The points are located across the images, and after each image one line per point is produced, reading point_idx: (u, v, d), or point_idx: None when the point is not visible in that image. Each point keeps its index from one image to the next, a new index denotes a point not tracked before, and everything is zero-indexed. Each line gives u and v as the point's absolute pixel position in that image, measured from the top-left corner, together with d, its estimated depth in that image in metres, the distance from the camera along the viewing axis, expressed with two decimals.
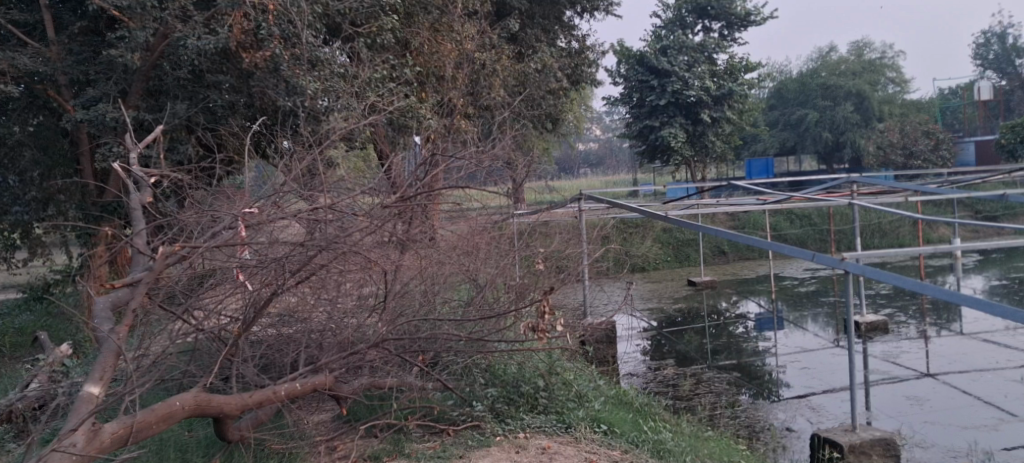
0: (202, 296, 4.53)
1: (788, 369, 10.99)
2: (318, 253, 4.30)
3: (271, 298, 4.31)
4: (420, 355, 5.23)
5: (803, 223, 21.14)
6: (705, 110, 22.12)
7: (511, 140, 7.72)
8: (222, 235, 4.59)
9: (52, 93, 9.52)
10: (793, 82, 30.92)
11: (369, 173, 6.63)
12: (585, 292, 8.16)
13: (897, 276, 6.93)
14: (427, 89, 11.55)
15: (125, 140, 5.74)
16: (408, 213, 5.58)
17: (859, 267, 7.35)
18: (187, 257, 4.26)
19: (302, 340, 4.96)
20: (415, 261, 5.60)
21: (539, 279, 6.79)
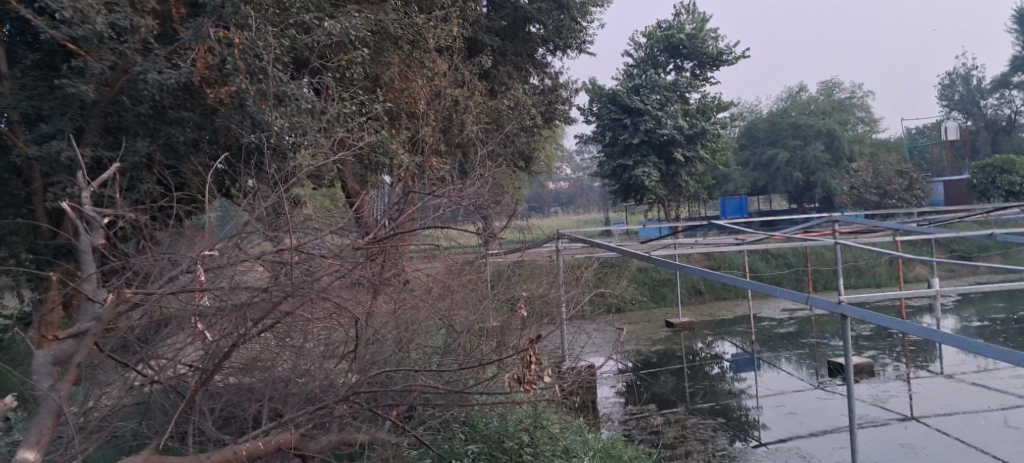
0: (155, 346, 4.14)
1: (770, 413, 10.74)
2: (284, 299, 3.94)
3: (231, 349, 3.93)
4: (393, 409, 4.86)
5: (778, 262, 21.06)
6: (678, 149, 22.06)
7: (487, 178, 7.44)
8: (178, 279, 4.22)
9: (5, 129, 9.09)
10: (763, 121, 31.17)
11: (338, 212, 6.29)
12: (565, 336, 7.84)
13: (887, 318, 6.83)
14: (399, 126, 11.28)
15: (75, 178, 5.36)
16: (380, 255, 5.25)
17: (858, 313, 7.03)
18: (138, 305, 3.88)
19: (264, 394, 4.57)
20: (389, 307, 5.26)
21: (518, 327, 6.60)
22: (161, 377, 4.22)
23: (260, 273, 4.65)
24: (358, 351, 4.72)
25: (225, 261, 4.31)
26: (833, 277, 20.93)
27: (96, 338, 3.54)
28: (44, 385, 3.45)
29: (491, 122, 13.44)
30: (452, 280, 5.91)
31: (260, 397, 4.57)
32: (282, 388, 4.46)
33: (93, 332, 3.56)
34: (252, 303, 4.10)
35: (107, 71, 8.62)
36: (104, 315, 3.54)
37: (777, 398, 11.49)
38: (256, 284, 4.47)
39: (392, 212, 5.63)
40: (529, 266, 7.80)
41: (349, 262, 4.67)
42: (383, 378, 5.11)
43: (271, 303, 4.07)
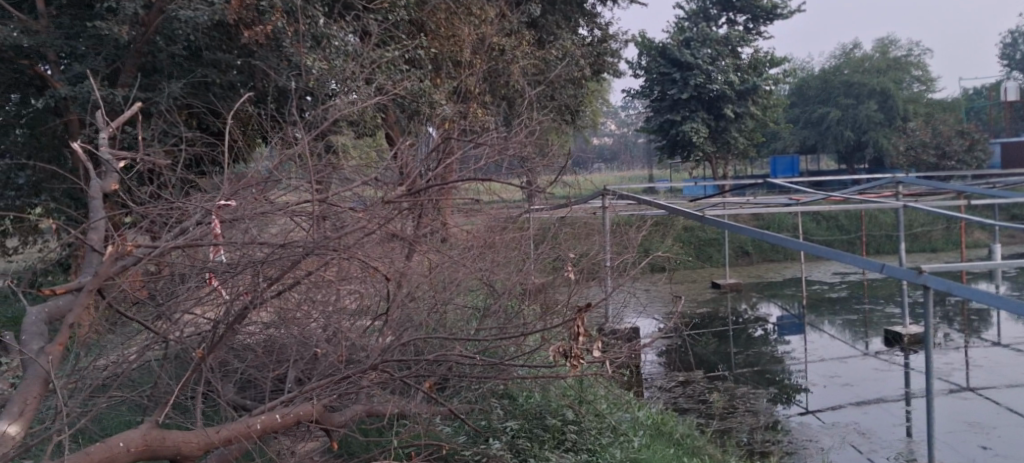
0: (166, 307, 3.78)
1: (821, 381, 10.16)
2: (303, 259, 3.52)
3: (245, 312, 3.54)
4: (427, 378, 4.45)
5: (830, 225, 20.27)
6: (729, 105, 21.15)
7: (532, 129, 6.96)
8: (192, 232, 3.83)
9: (39, 69, 8.79)
10: (815, 78, 29.95)
11: (375, 162, 5.89)
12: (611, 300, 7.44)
13: (980, 291, 5.72)
14: (441, 74, 10.81)
15: (94, 118, 5.00)
16: (417, 210, 4.81)
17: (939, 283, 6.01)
18: (146, 259, 3.49)
19: (286, 361, 4.20)
20: (424, 267, 4.83)
21: (560, 284, 6.14)
22: (175, 336, 3.86)
23: (285, 226, 4.25)
24: (391, 315, 4.31)
25: (247, 212, 3.91)
26: (888, 242, 20.11)
27: (93, 296, 3.18)
28: (34, 346, 3.10)
29: (536, 74, 12.81)
30: (494, 239, 5.45)
31: (284, 362, 4.20)
32: (307, 353, 4.07)
33: (90, 288, 3.20)
34: (272, 260, 3.70)
35: (138, 9, 8.23)
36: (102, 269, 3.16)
37: (830, 366, 10.92)
38: (279, 238, 4.06)
39: (431, 162, 5.17)
40: (572, 224, 7.31)
41: (382, 217, 4.23)
42: (417, 344, 4.70)
43: (292, 260, 3.65)
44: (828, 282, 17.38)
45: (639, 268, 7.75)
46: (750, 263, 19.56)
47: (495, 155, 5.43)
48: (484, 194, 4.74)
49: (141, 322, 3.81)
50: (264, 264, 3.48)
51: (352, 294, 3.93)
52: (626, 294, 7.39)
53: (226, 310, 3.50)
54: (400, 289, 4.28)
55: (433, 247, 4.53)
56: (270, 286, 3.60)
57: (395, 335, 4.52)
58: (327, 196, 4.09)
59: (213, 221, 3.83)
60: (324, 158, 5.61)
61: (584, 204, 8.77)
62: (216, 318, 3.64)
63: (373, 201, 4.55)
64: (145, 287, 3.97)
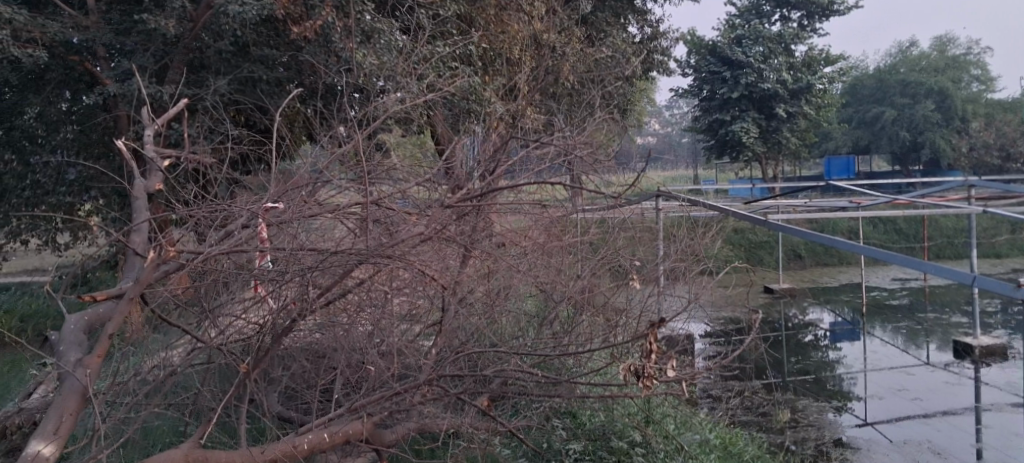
0: (210, 314, 3.59)
1: (886, 394, 9.60)
2: (354, 268, 3.27)
3: (292, 324, 3.31)
4: (482, 393, 4.18)
5: (888, 228, 19.51)
6: (782, 104, 20.50)
7: (587, 128, 6.64)
8: (238, 235, 3.62)
9: (89, 65, 8.74)
10: (869, 78, 29.00)
11: (426, 161, 5.63)
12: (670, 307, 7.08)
13: None
14: (489, 72, 10.53)
15: (140, 114, 4.85)
16: (474, 213, 4.53)
17: None
18: (189, 264, 3.30)
19: (334, 373, 3.97)
20: (481, 273, 4.55)
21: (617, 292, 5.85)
22: (219, 345, 3.66)
23: (334, 228, 4.01)
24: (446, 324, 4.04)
25: (295, 215, 3.68)
26: (951, 249, 19.29)
27: (134, 303, 3.00)
28: (72, 358, 2.97)
29: (586, 72, 12.44)
30: (553, 243, 5.14)
31: (332, 373, 3.96)
32: (356, 363, 3.82)
33: (131, 293, 3.02)
34: (324, 266, 3.46)
35: (186, 4, 8.11)
36: (143, 275, 2.98)
37: (895, 377, 10.37)
38: (328, 243, 3.82)
39: (487, 161, 4.88)
40: (630, 226, 6.94)
41: (438, 221, 3.96)
42: (472, 355, 4.42)
43: (344, 268, 3.41)
44: (886, 287, 16.69)
45: (699, 272, 7.35)
46: (804, 267, 18.83)
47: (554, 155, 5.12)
48: (549, 198, 4.43)
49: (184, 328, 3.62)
50: (313, 273, 3.24)
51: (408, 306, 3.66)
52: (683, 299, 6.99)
53: (273, 322, 3.27)
54: (458, 298, 4.01)
55: (491, 253, 4.24)
56: (320, 296, 3.36)
57: (450, 346, 4.25)
58: (381, 198, 3.83)
59: (259, 223, 3.61)
60: (373, 156, 5.37)
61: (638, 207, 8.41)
62: (261, 328, 3.41)
63: (428, 203, 4.28)
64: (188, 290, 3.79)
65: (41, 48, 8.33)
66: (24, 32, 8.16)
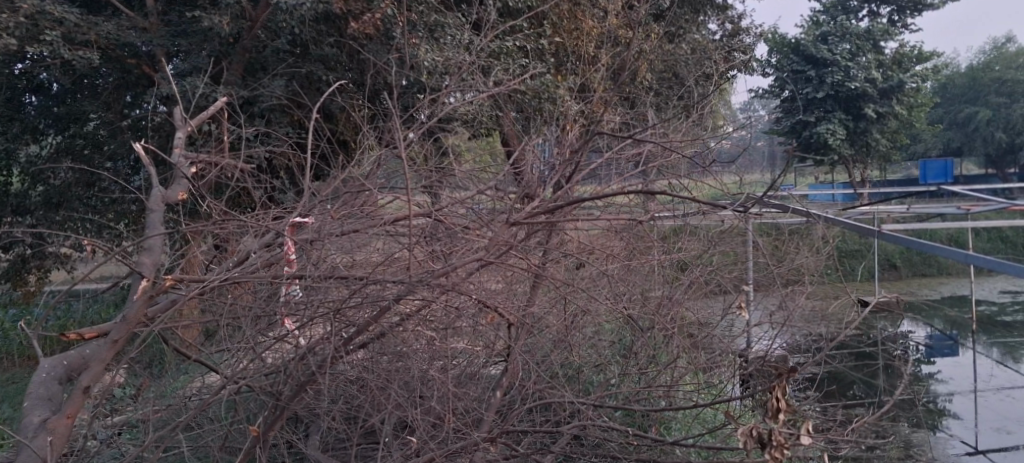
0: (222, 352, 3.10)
1: (1007, 423, 8.37)
2: (395, 302, 2.64)
3: (320, 367, 2.71)
4: (557, 443, 3.51)
5: (992, 236, 17.86)
6: (870, 104, 18.87)
7: (672, 126, 5.80)
8: (257, 261, 3.08)
9: (145, 67, 8.33)
10: (961, 76, 26.98)
11: (491, 168, 4.92)
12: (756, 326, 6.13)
13: None
14: (557, 72, 9.77)
15: (171, 114, 4.36)
16: (548, 228, 3.84)
17: None
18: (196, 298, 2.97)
19: (374, 424, 3.32)
20: (554, 301, 3.84)
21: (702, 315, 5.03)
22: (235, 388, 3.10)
23: (383, 247, 3.43)
24: (514, 362, 3.41)
25: (331, 232, 3.08)
26: None
27: (117, 345, 2.87)
28: (35, 419, 2.85)
29: (661, 71, 11.47)
30: (634, 261, 4.39)
31: (372, 424, 3.31)
32: (406, 407, 3.25)
33: (115, 337, 2.89)
34: (364, 298, 2.91)
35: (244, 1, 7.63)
36: (129, 314, 2.88)
37: (1014, 402, 9.12)
38: (371, 267, 3.19)
39: (564, 168, 4.20)
40: (720, 237, 6.08)
41: (505, 239, 3.34)
42: (544, 394, 3.75)
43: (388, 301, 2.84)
44: (994, 300, 15.21)
45: (799, 290, 6.43)
46: (898, 277, 17.11)
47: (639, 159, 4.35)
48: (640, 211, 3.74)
49: (194, 361, 3.34)
50: (342, 310, 2.63)
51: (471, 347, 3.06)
52: (778, 320, 6.13)
53: (298, 367, 2.77)
54: (527, 331, 3.38)
55: (566, 278, 3.54)
56: (359, 334, 2.79)
57: (518, 384, 3.61)
58: (439, 214, 3.22)
59: (287, 242, 3.12)
60: (432, 161, 4.69)
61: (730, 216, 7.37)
62: (289, 370, 2.90)
63: (494, 220, 3.58)
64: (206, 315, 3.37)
65: (95, 49, 7.96)
66: (77, 33, 7.79)
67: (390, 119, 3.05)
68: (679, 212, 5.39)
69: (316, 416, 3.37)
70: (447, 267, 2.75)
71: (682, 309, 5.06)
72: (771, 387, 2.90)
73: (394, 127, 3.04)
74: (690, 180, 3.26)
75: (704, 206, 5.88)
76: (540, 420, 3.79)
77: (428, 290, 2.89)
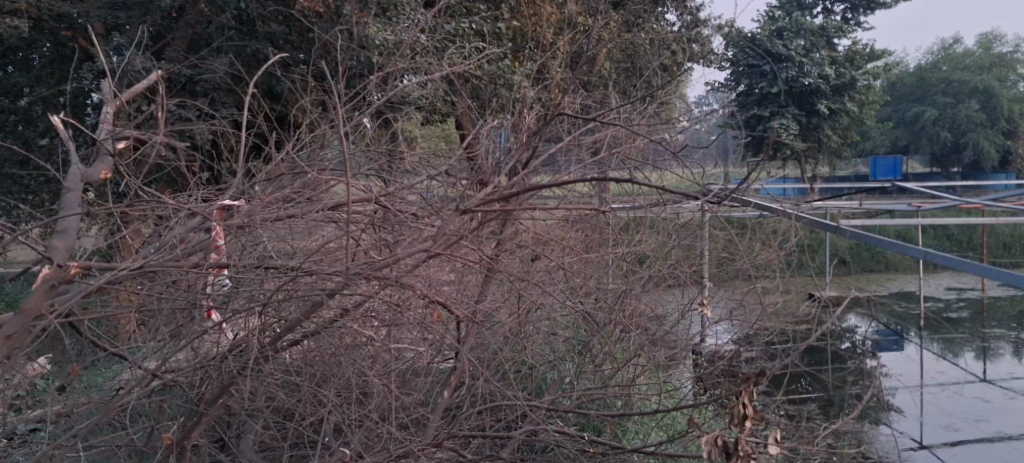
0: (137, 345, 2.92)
1: (953, 419, 8.44)
2: (327, 296, 2.45)
3: (244, 364, 2.51)
4: (507, 446, 3.35)
5: (938, 233, 18.19)
6: (824, 100, 18.79)
7: (631, 114, 5.62)
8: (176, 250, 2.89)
9: (81, 39, 7.87)
10: (910, 75, 27.41)
11: (444, 153, 4.69)
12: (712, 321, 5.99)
13: None
14: (514, 58, 9.55)
15: (99, 85, 4.06)
16: (502, 219, 3.66)
17: None
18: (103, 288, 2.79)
19: (311, 425, 3.13)
20: (506, 296, 3.66)
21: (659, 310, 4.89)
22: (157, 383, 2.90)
23: (326, 235, 3.24)
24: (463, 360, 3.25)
25: (263, 219, 2.86)
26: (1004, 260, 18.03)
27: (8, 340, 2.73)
28: None
29: (620, 61, 11.29)
30: (591, 254, 4.23)
31: (308, 425, 3.12)
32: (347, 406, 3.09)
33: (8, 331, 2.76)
34: (297, 292, 2.73)
35: None
36: (25, 308, 2.73)
37: (959, 398, 9.23)
38: (309, 258, 2.99)
39: (521, 154, 4.02)
40: (679, 231, 5.95)
41: (452, 229, 3.17)
42: (494, 393, 3.59)
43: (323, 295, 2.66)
44: (940, 296, 15.46)
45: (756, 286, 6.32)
46: (847, 272, 17.32)
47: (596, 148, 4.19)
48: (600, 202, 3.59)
49: (110, 353, 3.17)
50: (266, 303, 2.43)
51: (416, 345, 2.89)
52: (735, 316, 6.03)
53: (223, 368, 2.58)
54: (475, 327, 3.21)
55: (518, 273, 3.37)
56: (289, 331, 2.61)
57: (467, 382, 3.46)
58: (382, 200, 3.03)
59: (215, 228, 2.91)
60: (381, 146, 4.44)
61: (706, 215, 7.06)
62: (214, 369, 2.71)
63: (445, 210, 3.37)
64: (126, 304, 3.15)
65: (26, 19, 7.51)
66: (6, 0, 7.33)
67: (333, 95, 2.84)
68: (638, 204, 5.23)
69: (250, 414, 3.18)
70: (386, 259, 2.56)
71: (639, 304, 4.92)
72: (737, 394, 2.79)
73: (336, 109, 2.83)
74: (662, 170, 3.08)
75: (663, 198, 5.73)
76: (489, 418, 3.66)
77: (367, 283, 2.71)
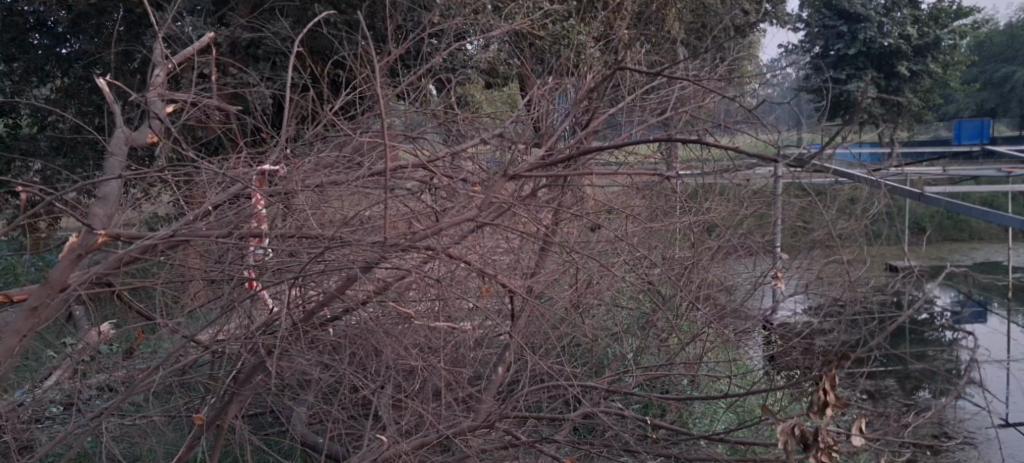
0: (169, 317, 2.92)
1: None
2: (361, 268, 2.34)
3: (278, 336, 2.43)
4: (562, 430, 3.16)
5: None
6: (903, 62, 16.60)
7: (704, 74, 5.24)
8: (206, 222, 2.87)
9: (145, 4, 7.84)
10: (1002, 34, 25.57)
11: (503, 116, 4.45)
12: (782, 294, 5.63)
13: None
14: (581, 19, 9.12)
15: (150, 49, 3.96)
16: (560, 188, 3.45)
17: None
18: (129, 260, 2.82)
19: (353, 401, 3.04)
20: (561, 269, 3.47)
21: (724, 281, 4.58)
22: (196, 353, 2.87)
23: (373, 202, 3.12)
24: (516, 337, 3.09)
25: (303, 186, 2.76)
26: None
27: (33, 310, 2.83)
28: None
29: (691, 21, 10.68)
30: (654, 225, 3.98)
31: (353, 400, 3.04)
32: (396, 382, 2.98)
33: (33, 302, 2.86)
34: (336, 264, 2.60)
35: None
36: (52, 279, 2.86)
37: None
38: (351, 229, 2.88)
39: (583, 116, 3.76)
40: (753, 198, 5.58)
41: (505, 198, 2.99)
42: (549, 372, 3.41)
43: (361, 268, 2.53)
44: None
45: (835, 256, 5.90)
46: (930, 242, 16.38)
47: (659, 110, 3.91)
48: (670, 169, 3.31)
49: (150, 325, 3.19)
50: (298, 273, 2.35)
51: (464, 322, 2.74)
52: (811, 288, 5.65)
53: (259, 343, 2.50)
54: (527, 302, 3.04)
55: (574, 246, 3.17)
56: (325, 302, 2.52)
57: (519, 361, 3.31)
58: (425, 167, 2.89)
59: (253, 196, 2.84)
60: (437, 111, 4.25)
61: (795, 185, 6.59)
62: (254, 342, 2.63)
63: (501, 178, 3.18)
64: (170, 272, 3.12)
65: None
66: None
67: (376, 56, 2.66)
68: (711, 170, 4.88)
69: (299, 388, 3.11)
70: (426, 229, 2.43)
71: (705, 276, 4.64)
72: (817, 378, 2.51)
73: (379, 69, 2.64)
74: (745, 136, 2.75)
75: (735, 160, 5.33)
76: (546, 395, 3.49)
77: (409, 256, 2.56)
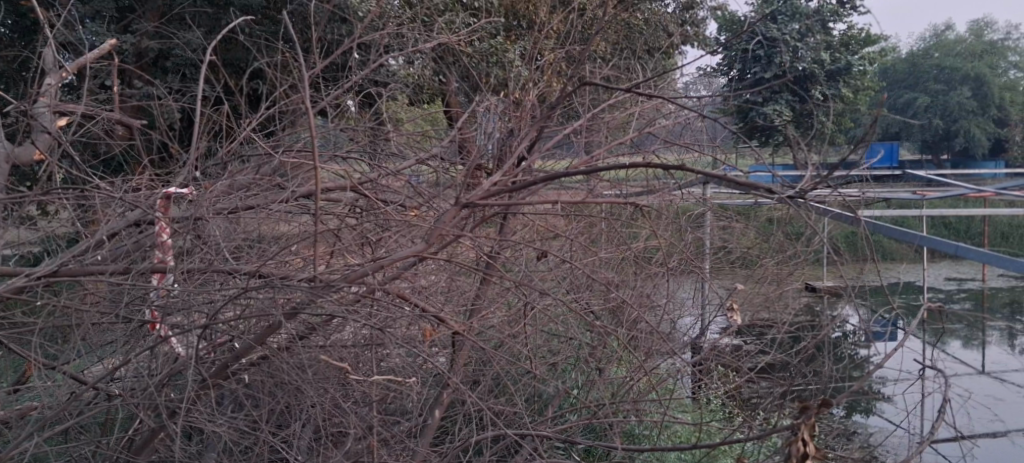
0: (61, 357, 2.66)
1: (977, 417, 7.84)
2: (283, 310, 2.15)
3: (186, 385, 2.21)
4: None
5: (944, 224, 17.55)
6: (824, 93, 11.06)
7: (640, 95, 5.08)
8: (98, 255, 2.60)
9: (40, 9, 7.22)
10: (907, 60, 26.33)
11: (433, 134, 4.20)
12: (714, 314, 5.53)
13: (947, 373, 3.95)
14: (510, 35, 8.89)
15: (44, 51, 3.62)
16: (499, 217, 3.26)
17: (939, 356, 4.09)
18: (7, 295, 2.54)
19: (272, 450, 2.79)
20: (502, 301, 3.31)
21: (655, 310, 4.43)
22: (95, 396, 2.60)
23: (297, 229, 2.91)
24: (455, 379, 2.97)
25: (212, 216, 2.52)
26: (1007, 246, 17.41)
27: None
28: None
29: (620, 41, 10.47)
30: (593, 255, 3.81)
31: (271, 451, 2.79)
32: (329, 428, 2.82)
33: None
34: (259, 306, 2.43)
35: None
36: None
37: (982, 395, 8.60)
38: (271, 262, 2.67)
39: (525, 139, 3.60)
40: (687, 220, 5.47)
41: (445, 231, 2.80)
42: (488, 411, 3.23)
43: (286, 316, 2.35)
44: (941, 287, 14.32)
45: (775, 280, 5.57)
46: None
47: (595, 135, 3.76)
48: (633, 200, 3.19)
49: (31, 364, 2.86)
50: (207, 319, 2.14)
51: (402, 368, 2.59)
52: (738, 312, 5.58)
53: (167, 399, 2.31)
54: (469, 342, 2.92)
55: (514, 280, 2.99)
56: (241, 347, 2.31)
57: (457, 403, 3.12)
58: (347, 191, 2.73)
59: (159, 226, 2.59)
60: (366, 132, 3.98)
61: (731, 205, 6.47)
62: (160, 395, 2.40)
63: (436, 211, 2.99)
64: (61, 305, 2.81)
65: None
66: None
67: (307, 76, 2.46)
68: (654, 192, 4.70)
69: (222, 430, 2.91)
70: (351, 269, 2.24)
71: (637, 302, 4.51)
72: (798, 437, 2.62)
73: (306, 91, 2.43)
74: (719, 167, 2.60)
75: (661, 180, 5.14)
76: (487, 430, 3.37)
77: (339, 301, 2.40)
